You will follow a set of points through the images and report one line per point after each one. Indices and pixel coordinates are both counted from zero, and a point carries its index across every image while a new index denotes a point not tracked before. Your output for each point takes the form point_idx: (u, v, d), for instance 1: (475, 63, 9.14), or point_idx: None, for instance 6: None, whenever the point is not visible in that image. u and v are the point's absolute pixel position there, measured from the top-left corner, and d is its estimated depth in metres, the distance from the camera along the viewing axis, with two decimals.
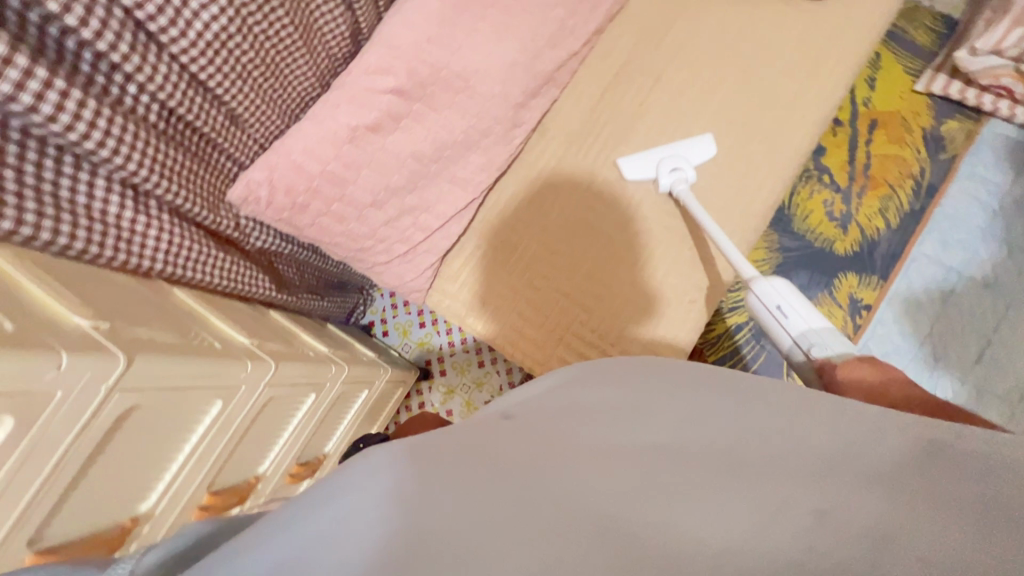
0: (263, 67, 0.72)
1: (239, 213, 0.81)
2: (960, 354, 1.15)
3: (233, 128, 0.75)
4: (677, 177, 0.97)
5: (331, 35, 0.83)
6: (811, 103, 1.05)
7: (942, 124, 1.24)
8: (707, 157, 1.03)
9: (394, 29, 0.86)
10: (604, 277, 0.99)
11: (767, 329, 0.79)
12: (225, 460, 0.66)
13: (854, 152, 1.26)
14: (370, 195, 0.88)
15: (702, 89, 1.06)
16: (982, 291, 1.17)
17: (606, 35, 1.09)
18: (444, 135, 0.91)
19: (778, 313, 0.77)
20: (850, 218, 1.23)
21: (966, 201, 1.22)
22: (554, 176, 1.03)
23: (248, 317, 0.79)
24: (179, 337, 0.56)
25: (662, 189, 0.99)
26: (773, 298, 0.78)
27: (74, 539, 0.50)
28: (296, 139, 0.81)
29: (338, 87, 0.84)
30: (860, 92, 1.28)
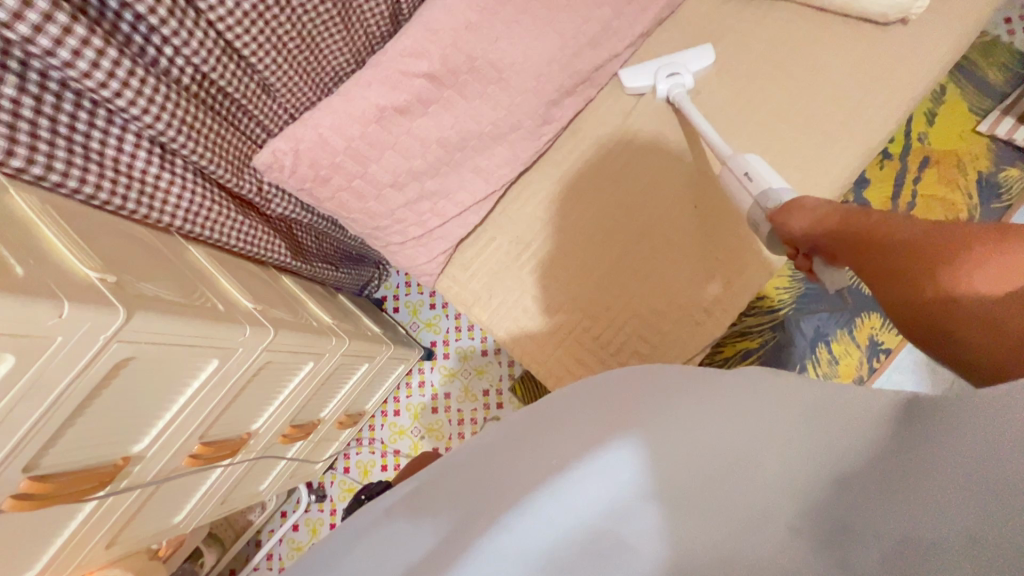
0: (299, 40, 0.73)
1: (263, 179, 0.83)
2: None
3: (265, 97, 0.77)
4: (675, 82, 0.96)
5: (372, 13, 0.84)
6: (858, 133, 1.00)
7: (1000, 171, 1.17)
8: (707, 63, 1.02)
9: (434, 13, 0.86)
10: (616, 285, 0.98)
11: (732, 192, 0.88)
12: (219, 414, 0.69)
13: (899, 189, 1.20)
14: (391, 176, 0.89)
15: (743, 105, 1.03)
16: None
17: (652, 39, 1.06)
18: (471, 125, 0.91)
19: (745, 178, 0.85)
20: None
21: None
22: (578, 178, 1.02)
23: (260, 280, 0.81)
24: (182, 296, 0.58)
25: (660, 95, 0.99)
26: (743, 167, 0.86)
27: (67, 470, 0.54)
28: (325, 114, 0.83)
29: (372, 66, 0.85)
30: (916, 126, 1.21)
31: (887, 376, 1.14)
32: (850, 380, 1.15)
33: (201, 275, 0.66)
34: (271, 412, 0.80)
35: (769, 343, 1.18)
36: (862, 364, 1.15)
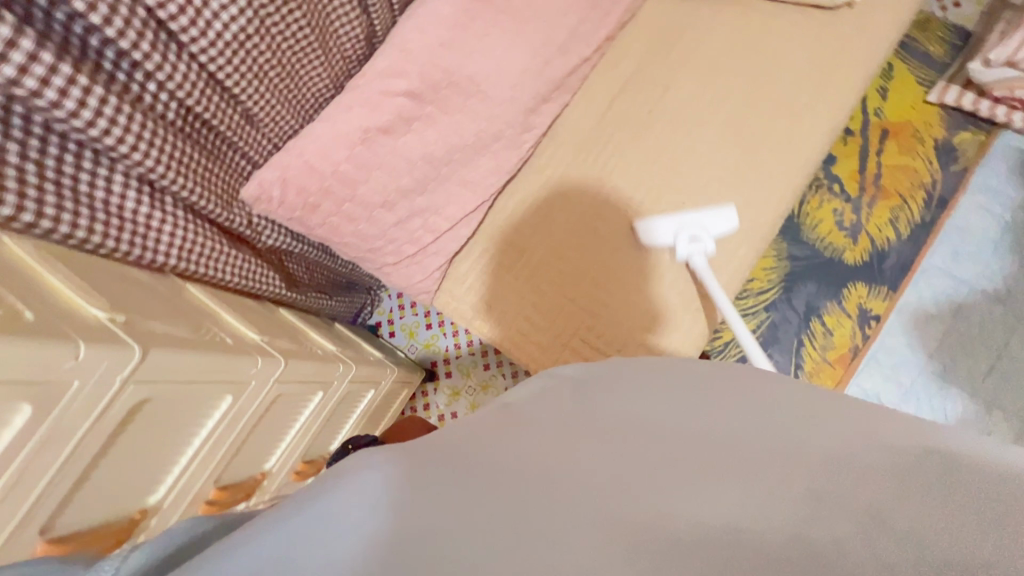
0: (279, 67, 0.74)
1: (252, 211, 0.82)
2: (971, 368, 1.14)
3: (248, 127, 0.77)
4: (695, 248, 0.96)
5: (346, 37, 0.85)
6: (822, 111, 1.05)
7: (954, 136, 1.24)
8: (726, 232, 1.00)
9: (408, 33, 0.87)
10: (614, 282, 0.99)
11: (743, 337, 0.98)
12: (233, 455, 0.67)
13: (865, 162, 1.25)
14: (380, 196, 0.89)
15: (713, 96, 1.06)
16: (994, 305, 1.16)
17: (618, 42, 1.10)
18: (455, 139, 0.92)
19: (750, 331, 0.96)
20: (860, 228, 1.22)
21: (978, 213, 1.21)
22: (563, 181, 1.03)
23: (259, 314, 0.80)
24: (190, 331, 0.57)
25: (679, 256, 0.97)
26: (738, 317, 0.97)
27: (83, 530, 0.51)
28: (309, 140, 0.82)
29: (351, 89, 0.86)
30: (872, 102, 1.28)
31: (881, 341, 1.18)
32: (847, 350, 1.18)
33: (203, 310, 0.65)
34: (283, 449, 0.77)
35: (765, 324, 1.20)
36: (855, 332, 1.18)
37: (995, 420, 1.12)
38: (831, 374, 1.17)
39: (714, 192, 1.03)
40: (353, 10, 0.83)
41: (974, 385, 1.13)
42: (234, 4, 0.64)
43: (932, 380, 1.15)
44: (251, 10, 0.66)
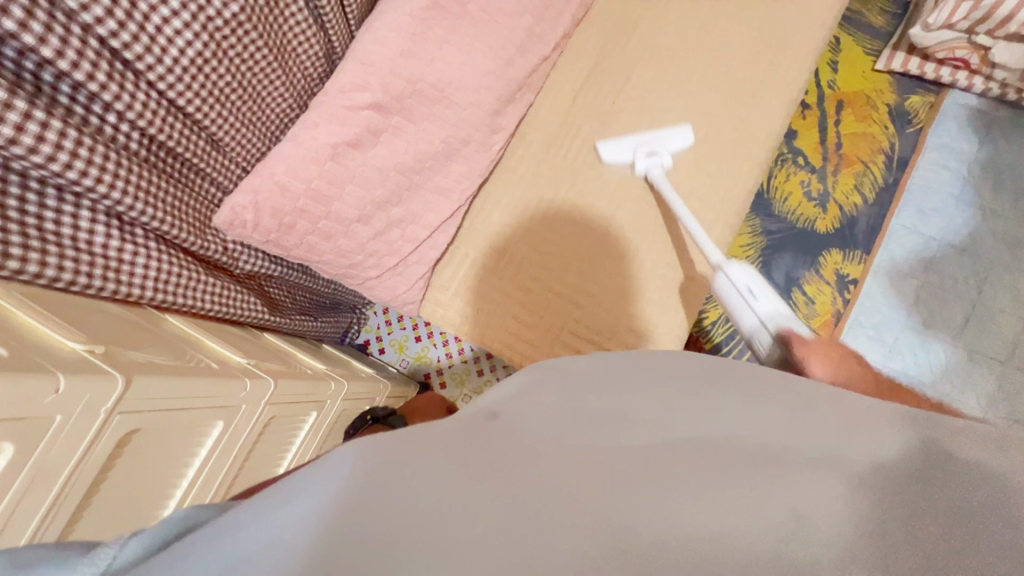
0: (240, 90, 0.74)
1: (227, 237, 0.81)
2: (948, 320, 1.17)
3: (215, 152, 0.77)
4: (653, 161, 1.00)
5: (306, 56, 0.85)
6: (779, 86, 1.08)
7: (905, 100, 1.28)
8: (684, 144, 1.05)
9: (367, 46, 0.88)
10: (596, 273, 1.00)
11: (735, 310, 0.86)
12: (231, 484, 0.65)
13: (825, 133, 1.29)
14: (356, 210, 0.89)
15: (672, 82, 1.09)
16: (962, 257, 1.20)
17: (575, 38, 1.12)
18: (425, 147, 0.93)
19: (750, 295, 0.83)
20: (827, 197, 1.26)
21: (936, 170, 1.25)
22: (536, 179, 1.05)
23: (244, 340, 0.79)
24: (173, 359, 0.56)
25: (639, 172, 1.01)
26: (744, 281, 0.85)
27: None
28: (278, 160, 0.82)
29: (316, 107, 0.86)
30: (824, 75, 1.32)
31: (860, 303, 1.21)
32: (830, 316, 1.21)
33: (185, 338, 0.63)
34: None
35: None
36: (835, 298, 1.21)
37: (978, 368, 1.15)
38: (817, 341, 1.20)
39: (684, 175, 1.05)
40: (311, 29, 0.83)
41: (953, 336, 1.16)
42: (189, 29, 0.65)
43: (913, 336, 1.17)
44: (207, 34, 0.67)
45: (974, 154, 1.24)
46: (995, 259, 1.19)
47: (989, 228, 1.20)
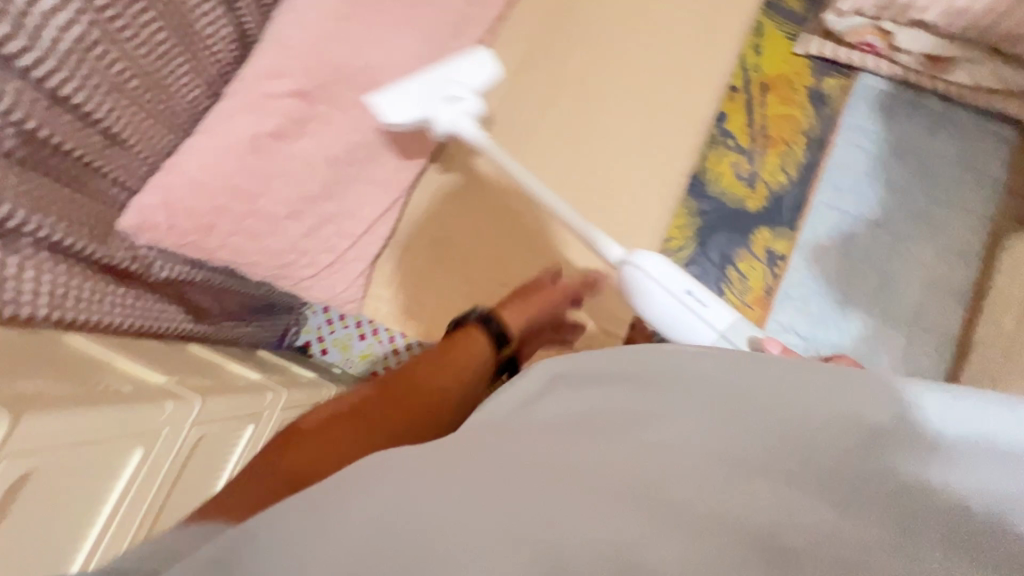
0: (137, 76, 0.67)
1: (136, 244, 0.73)
2: (863, 288, 1.27)
3: (116, 151, 0.69)
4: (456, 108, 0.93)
5: (216, 38, 0.77)
6: (708, 69, 1.10)
7: (823, 83, 1.35)
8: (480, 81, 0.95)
9: (285, 27, 0.81)
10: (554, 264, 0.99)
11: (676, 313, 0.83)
12: (159, 515, 0.60)
13: (751, 116, 1.34)
14: (284, 207, 0.83)
15: (607, 66, 1.09)
16: (875, 230, 1.29)
17: (509, 23, 1.11)
18: (356, 137, 0.88)
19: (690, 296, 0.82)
20: (756, 177, 1.32)
21: (851, 149, 1.33)
22: (477, 167, 1.02)
23: (165, 354, 0.72)
24: (74, 386, 0.50)
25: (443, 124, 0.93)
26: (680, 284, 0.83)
27: None
28: (191, 155, 0.75)
29: (231, 95, 0.79)
30: (751, 58, 1.37)
31: (787, 277, 1.28)
32: (762, 291, 1.28)
33: (90, 362, 0.56)
34: None
35: None
36: (765, 274, 1.28)
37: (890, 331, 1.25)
38: (752, 317, 1.27)
39: (623, 160, 1.06)
40: (219, 7, 0.75)
41: (867, 303, 1.26)
42: (65, 7, 0.58)
43: (833, 305, 1.26)
44: (88, 13, 0.60)
45: (881, 133, 1.32)
46: (903, 230, 1.28)
47: (896, 203, 1.29)
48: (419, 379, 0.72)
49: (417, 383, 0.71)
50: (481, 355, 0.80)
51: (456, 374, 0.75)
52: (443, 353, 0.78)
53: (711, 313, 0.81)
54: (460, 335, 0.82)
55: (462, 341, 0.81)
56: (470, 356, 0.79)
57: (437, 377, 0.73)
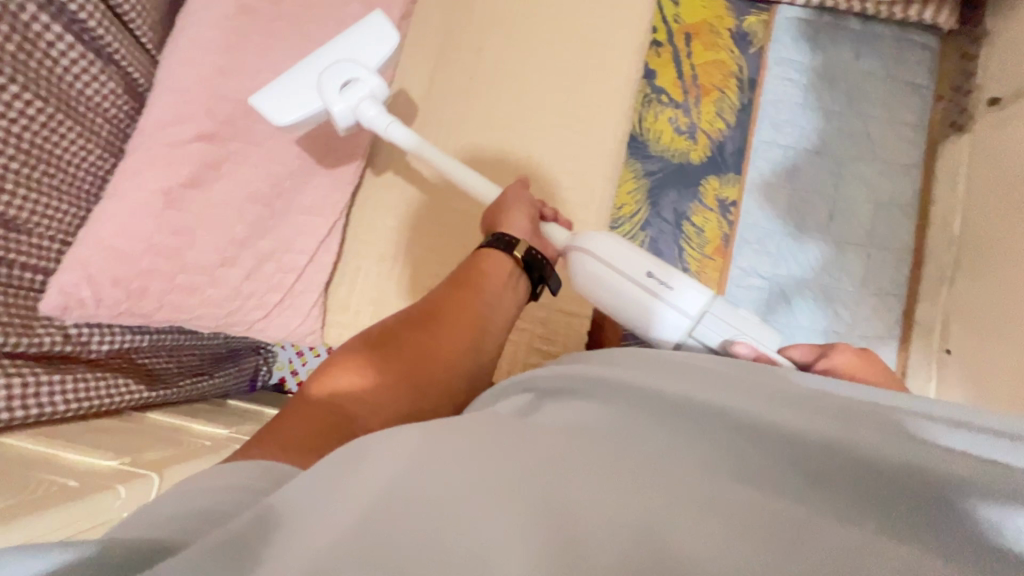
0: (21, 155, 0.65)
1: (65, 323, 0.71)
2: (818, 218, 1.27)
3: (18, 234, 0.67)
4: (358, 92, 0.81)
5: (102, 96, 0.74)
6: (625, 28, 1.07)
7: (743, 22, 1.35)
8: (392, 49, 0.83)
9: (177, 70, 0.78)
10: None
11: (645, 302, 0.75)
12: None
13: (679, 68, 1.33)
14: (215, 254, 0.80)
15: (523, 46, 1.07)
16: (818, 158, 1.29)
17: (416, 21, 1.08)
18: (276, 168, 0.85)
19: (654, 278, 0.75)
20: (695, 128, 1.31)
21: (783, 84, 1.31)
22: (412, 172, 0.98)
23: (120, 430, 0.70)
24: (12, 496, 0.46)
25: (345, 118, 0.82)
26: (641, 265, 0.75)
27: None
28: (104, 223, 0.72)
29: (135, 151, 0.76)
30: (668, 11, 1.35)
31: (743, 222, 1.28)
32: (720, 241, 1.28)
33: (33, 465, 0.53)
34: None
35: (646, 242, 1.28)
36: (721, 223, 1.29)
37: (851, 255, 1.26)
38: (715, 266, 1.28)
39: (557, 138, 1.04)
40: (101, 66, 0.73)
41: (824, 232, 1.27)
42: None
43: (792, 240, 1.27)
44: None
45: (808, 63, 1.31)
46: (846, 153, 1.29)
47: (835, 127, 1.30)
48: (452, 320, 0.72)
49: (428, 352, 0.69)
50: (505, 276, 0.78)
51: (484, 303, 0.75)
52: (464, 285, 0.76)
53: (681, 295, 0.74)
54: (485, 253, 0.79)
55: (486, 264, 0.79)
56: (497, 291, 0.77)
57: (467, 309, 0.74)
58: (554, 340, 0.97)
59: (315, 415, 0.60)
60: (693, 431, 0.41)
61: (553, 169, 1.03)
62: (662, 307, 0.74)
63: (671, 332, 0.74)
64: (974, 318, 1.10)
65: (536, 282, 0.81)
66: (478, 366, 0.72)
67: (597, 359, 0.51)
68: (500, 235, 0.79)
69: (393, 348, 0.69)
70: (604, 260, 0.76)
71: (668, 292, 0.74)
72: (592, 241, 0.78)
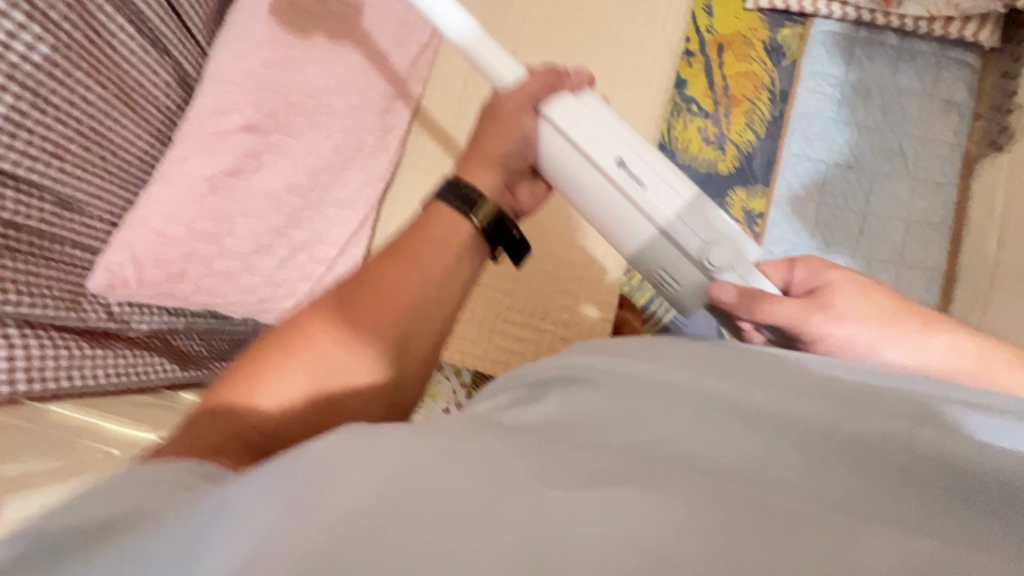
0: (78, 137, 0.69)
1: (109, 301, 0.74)
2: (846, 233, 1.26)
3: (70, 214, 0.70)
4: None
5: (155, 86, 0.77)
6: (659, 36, 1.08)
7: (777, 34, 1.34)
8: None
9: (225, 63, 0.81)
10: (547, 249, 1.00)
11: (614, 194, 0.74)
12: None
13: (711, 78, 1.33)
14: (252, 242, 0.83)
15: (556, 51, 1.08)
16: (849, 173, 1.28)
17: None
18: (314, 161, 0.87)
19: (626, 171, 0.72)
20: (724, 138, 1.31)
21: (816, 97, 1.30)
22: (443, 171, 1.00)
23: (154, 407, 0.72)
24: (56, 462, 0.48)
25: None
26: (616, 155, 0.72)
27: None
28: (151, 207, 0.75)
29: (182, 139, 0.79)
30: (701, 21, 1.36)
31: (769, 234, 1.28)
32: None
33: (74, 434, 0.56)
34: None
35: None
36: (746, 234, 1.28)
37: (878, 272, 1.24)
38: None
39: None
40: (155, 57, 0.76)
41: (852, 247, 1.25)
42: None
43: (819, 254, 1.25)
44: (18, 86, 0.62)
45: (843, 77, 1.30)
46: (878, 169, 1.27)
47: (868, 142, 1.28)
48: (384, 302, 0.64)
49: (355, 329, 0.61)
50: (455, 238, 0.71)
51: (424, 279, 0.66)
52: (399, 257, 0.67)
53: (654, 195, 0.71)
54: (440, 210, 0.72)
55: (435, 227, 0.71)
56: (440, 259, 0.68)
57: (405, 287, 0.65)
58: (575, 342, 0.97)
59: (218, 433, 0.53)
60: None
61: None
62: (632, 206, 0.73)
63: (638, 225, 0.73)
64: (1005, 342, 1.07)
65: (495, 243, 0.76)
66: (411, 349, 0.64)
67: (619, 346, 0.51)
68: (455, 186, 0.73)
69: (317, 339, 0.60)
70: (567, 140, 0.74)
71: (639, 189, 0.72)
72: (567, 117, 0.74)
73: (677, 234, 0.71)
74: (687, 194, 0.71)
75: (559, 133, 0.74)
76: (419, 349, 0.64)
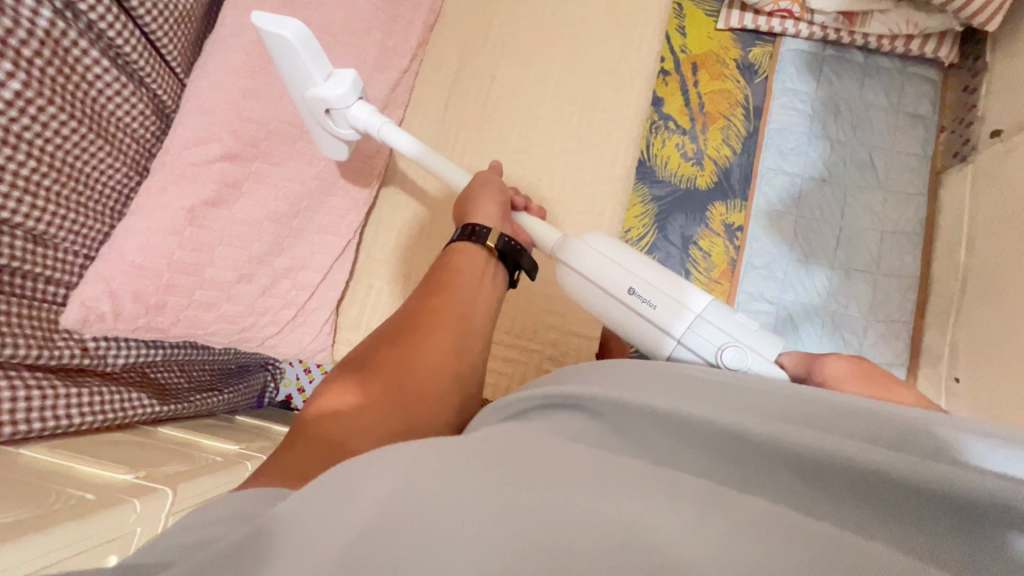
0: (52, 171, 0.67)
1: (84, 336, 0.72)
2: (823, 244, 1.28)
3: (42, 248, 0.69)
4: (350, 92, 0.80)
5: (132, 117, 0.76)
6: (636, 57, 1.10)
7: (749, 53, 1.38)
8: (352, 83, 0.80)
9: (203, 93, 0.81)
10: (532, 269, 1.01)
11: (628, 319, 0.77)
12: None
13: (687, 96, 1.37)
14: (233, 271, 0.81)
15: (535, 73, 1.10)
16: (824, 185, 1.31)
17: (432, 47, 1.12)
18: (295, 188, 0.87)
19: (637, 296, 0.75)
20: (702, 154, 1.34)
21: (788, 113, 1.34)
22: (425, 193, 1.00)
23: (131, 444, 0.70)
24: (29, 509, 0.46)
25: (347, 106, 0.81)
26: (625, 283, 0.76)
27: None
28: (127, 239, 0.74)
29: (159, 170, 0.78)
30: (675, 41, 1.39)
31: (750, 247, 1.30)
32: (726, 264, 1.30)
33: (47, 478, 0.53)
34: None
35: None
36: (727, 247, 1.30)
37: (856, 282, 1.27)
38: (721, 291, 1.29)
39: (567, 161, 1.06)
40: (131, 88, 0.75)
41: (830, 258, 1.28)
42: None
43: (798, 266, 1.28)
44: None
45: (813, 93, 1.34)
46: (851, 181, 1.31)
47: (841, 156, 1.32)
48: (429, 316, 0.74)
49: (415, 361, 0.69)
50: (477, 270, 0.79)
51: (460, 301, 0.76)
52: (440, 290, 0.77)
53: (663, 313, 0.74)
54: (456, 249, 0.81)
55: (461, 260, 0.80)
56: (471, 288, 0.77)
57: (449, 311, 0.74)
58: (563, 360, 0.97)
59: (308, 447, 0.60)
60: (709, 456, 0.42)
61: (561, 194, 1.05)
62: (646, 326, 0.76)
63: (658, 348, 0.76)
64: (981, 347, 1.10)
65: (510, 270, 0.84)
66: (465, 363, 0.72)
67: (610, 369, 0.51)
68: (466, 226, 0.81)
69: (376, 362, 0.70)
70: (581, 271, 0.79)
71: (649, 310, 0.75)
72: (578, 247, 0.80)
73: (696, 346, 0.73)
74: (698, 305, 0.73)
75: (573, 265, 0.80)
76: (467, 357, 0.72)
